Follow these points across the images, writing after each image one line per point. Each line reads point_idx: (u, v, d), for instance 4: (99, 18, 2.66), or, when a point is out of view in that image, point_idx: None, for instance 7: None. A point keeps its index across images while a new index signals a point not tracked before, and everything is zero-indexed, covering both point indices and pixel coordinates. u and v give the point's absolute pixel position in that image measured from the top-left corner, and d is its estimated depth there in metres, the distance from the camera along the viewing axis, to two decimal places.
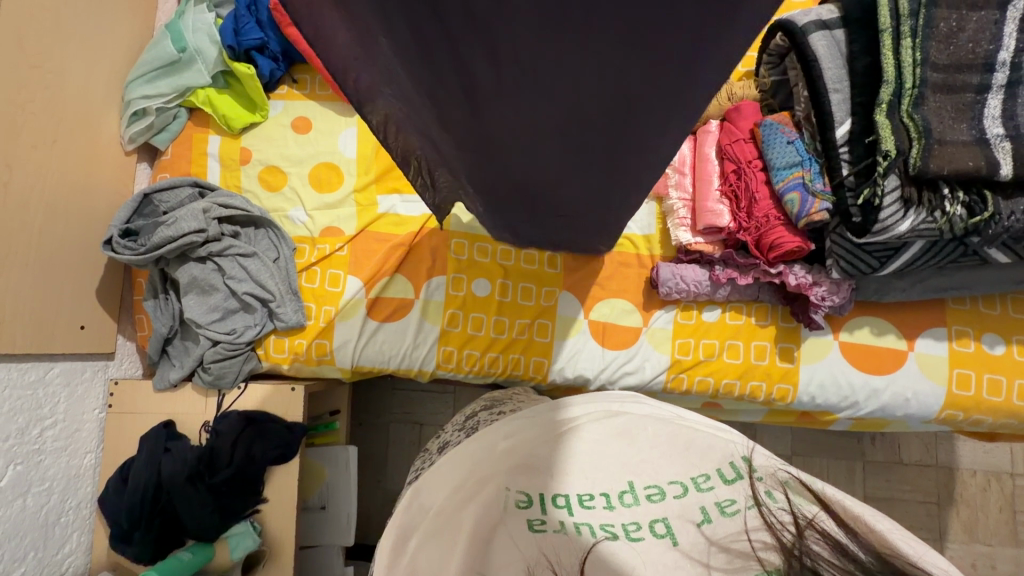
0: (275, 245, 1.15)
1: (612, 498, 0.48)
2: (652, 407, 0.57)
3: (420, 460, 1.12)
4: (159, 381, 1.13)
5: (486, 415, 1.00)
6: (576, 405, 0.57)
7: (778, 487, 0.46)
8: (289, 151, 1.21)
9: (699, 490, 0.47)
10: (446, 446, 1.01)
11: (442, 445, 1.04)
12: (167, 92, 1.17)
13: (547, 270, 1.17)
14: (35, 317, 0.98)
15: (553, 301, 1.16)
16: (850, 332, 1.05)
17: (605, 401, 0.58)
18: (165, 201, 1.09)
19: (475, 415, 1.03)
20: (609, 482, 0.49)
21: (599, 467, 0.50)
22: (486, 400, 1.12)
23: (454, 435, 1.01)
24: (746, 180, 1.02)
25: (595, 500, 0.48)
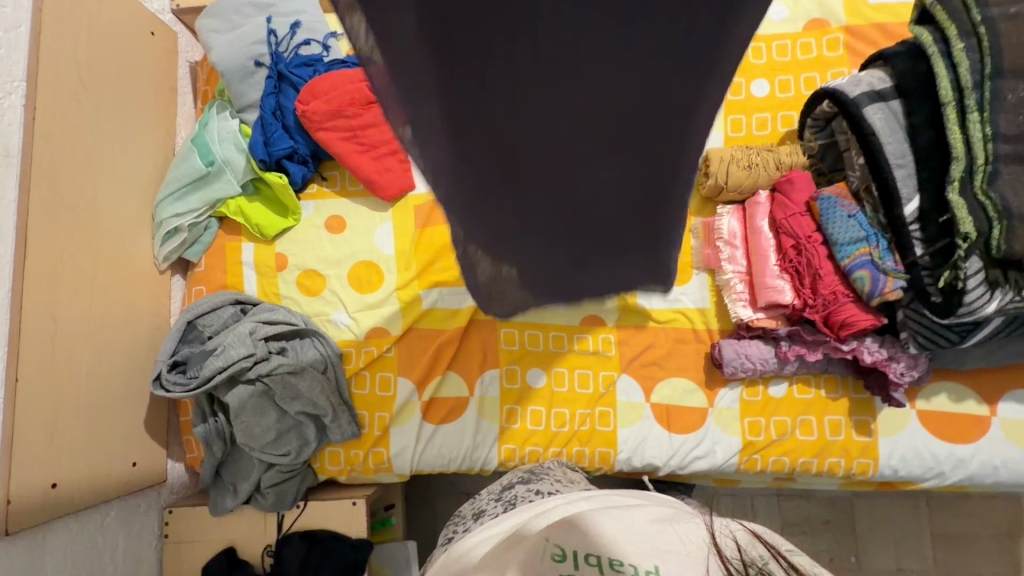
0: (323, 356, 1.09)
1: (639, 569, 0.49)
2: (680, 506, 0.58)
3: (449, 527, 1.00)
4: (215, 508, 1.09)
5: (523, 489, 0.90)
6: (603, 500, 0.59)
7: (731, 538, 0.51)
8: (326, 254, 1.18)
9: None
10: (481, 513, 0.89)
11: (475, 513, 0.93)
12: (198, 206, 1.14)
13: (602, 353, 1.13)
14: (90, 466, 0.95)
15: (611, 387, 1.12)
16: (927, 400, 1.02)
17: (649, 498, 0.60)
18: (208, 325, 1.06)
19: (512, 488, 0.93)
20: (640, 557, 0.50)
21: (631, 540, 0.52)
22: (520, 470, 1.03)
23: (490, 507, 0.89)
24: (807, 256, 0.99)
25: (624, 566, 0.50)
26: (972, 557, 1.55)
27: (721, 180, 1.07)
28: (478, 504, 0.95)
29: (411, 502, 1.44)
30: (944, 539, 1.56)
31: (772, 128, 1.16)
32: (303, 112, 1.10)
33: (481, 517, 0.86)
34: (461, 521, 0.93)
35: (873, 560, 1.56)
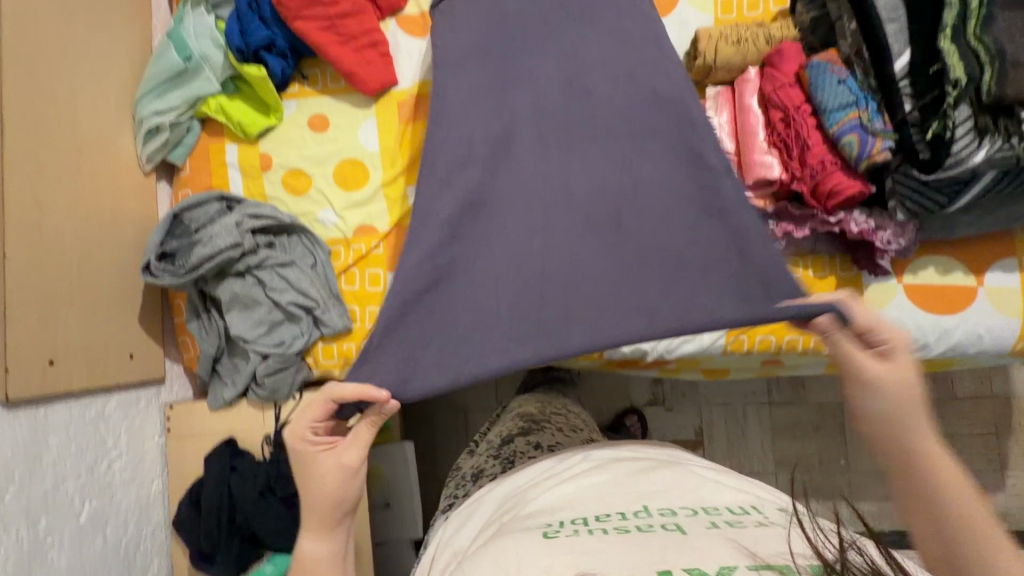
0: (311, 251, 1.12)
1: (628, 512, 0.59)
2: (661, 456, 0.73)
3: (447, 490, 0.98)
4: (214, 401, 1.13)
5: (523, 445, 0.93)
6: (581, 468, 0.70)
7: (733, 502, 0.60)
8: (310, 152, 1.17)
9: (709, 513, 0.58)
10: (481, 475, 0.90)
11: (475, 472, 0.93)
12: (178, 104, 1.12)
13: None
14: (88, 353, 0.98)
15: None
16: (914, 274, 1.02)
17: (633, 454, 0.73)
18: (195, 219, 1.06)
19: (511, 444, 0.95)
20: (627, 504, 0.61)
21: (622, 500, 0.62)
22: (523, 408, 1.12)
23: (489, 466, 0.91)
24: (796, 127, 0.96)
25: (611, 516, 0.58)
26: (959, 455, 1.59)
27: (710, 59, 1.03)
28: (477, 463, 0.96)
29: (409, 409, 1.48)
30: None
31: (764, 8, 1.12)
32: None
33: (481, 479, 0.88)
34: (459, 486, 0.93)
35: (860, 461, 1.61)
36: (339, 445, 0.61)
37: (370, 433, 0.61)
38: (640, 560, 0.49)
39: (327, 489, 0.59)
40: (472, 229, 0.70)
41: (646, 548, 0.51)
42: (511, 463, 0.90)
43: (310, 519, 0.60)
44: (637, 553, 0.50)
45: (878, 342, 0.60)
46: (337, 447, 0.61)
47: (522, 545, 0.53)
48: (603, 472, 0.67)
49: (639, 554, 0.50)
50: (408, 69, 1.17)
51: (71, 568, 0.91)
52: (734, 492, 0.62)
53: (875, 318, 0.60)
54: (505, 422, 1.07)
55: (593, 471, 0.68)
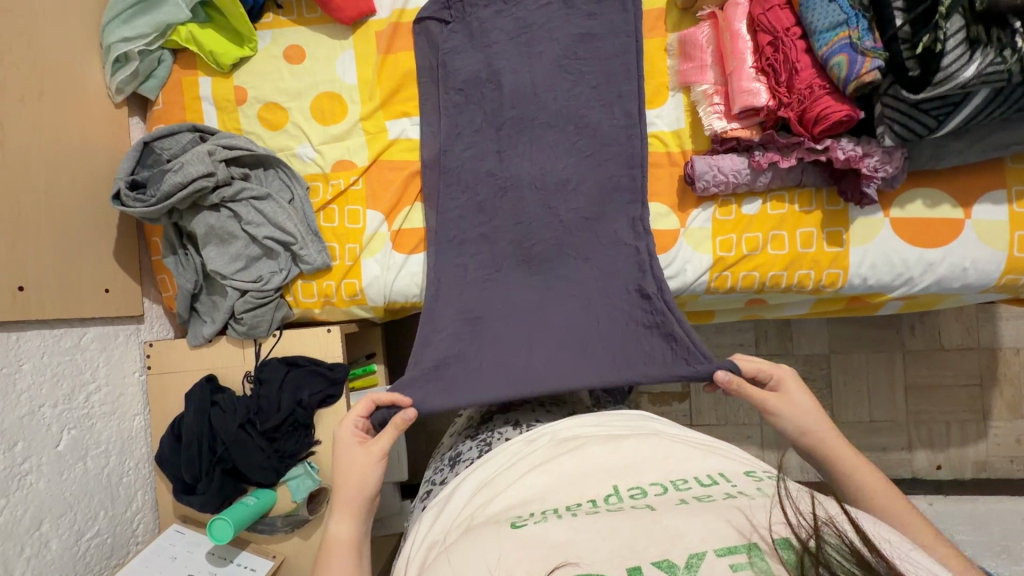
0: (288, 185, 1.10)
1: (599, 499, 0.57)
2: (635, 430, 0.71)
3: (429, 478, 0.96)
4: (194, 338, 1.12)
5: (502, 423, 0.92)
6: (545, 451, 0.68)
7: (704, 471, 0.58)
8: (286, 85, 1.13)
9: (678, 489, 0.55)
10: (458, 458, 0.88)
11: (452, 456, 0.92)
12: (147, 32, 1.08)
13: None
14: (59, 283, 0.97)
15: None
16: (902, 207, 1.00)
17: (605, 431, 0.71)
18: (167, 149, 1.03)
19: (491, 425, 0.94)
20: (598, 488, 0.58)
21: (589, 483, 0.59)
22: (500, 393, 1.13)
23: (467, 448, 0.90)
24: (784, 51, 0.94)
25: (583, 505, 0.56)
26: (943, 407, 1.61)
27: None
28: (454, 447, 0.94)
29: (395, 357, 1.48)
30: (916, 392, 1.61)
31: None
32: None
33: (459, 464, 0.86)
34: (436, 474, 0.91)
35: (847, 412, 1.62)
36: (369, 440, 0.76)
37: (395, 432, 0.77)
38: (611, 552, 0.46)
39: (358, 478, 0.72)
40: (468, 327, 1.02)
41: (618, 534, 0.47)
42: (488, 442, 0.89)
43: (343, 501, 0.71)
44: (610, 542, 0.47)
45: (769, 379, 0.78)
46: (368, 444, 0.76)
47: (491, 543, 0.49)
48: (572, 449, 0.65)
49: (610, 544, 0.47)
50: None
51: (50, 492, 0.91)
52: (713, 462, 0.59)
53: (760, 365, 0.81)
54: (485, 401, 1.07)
55: (562, 451, 0.66)
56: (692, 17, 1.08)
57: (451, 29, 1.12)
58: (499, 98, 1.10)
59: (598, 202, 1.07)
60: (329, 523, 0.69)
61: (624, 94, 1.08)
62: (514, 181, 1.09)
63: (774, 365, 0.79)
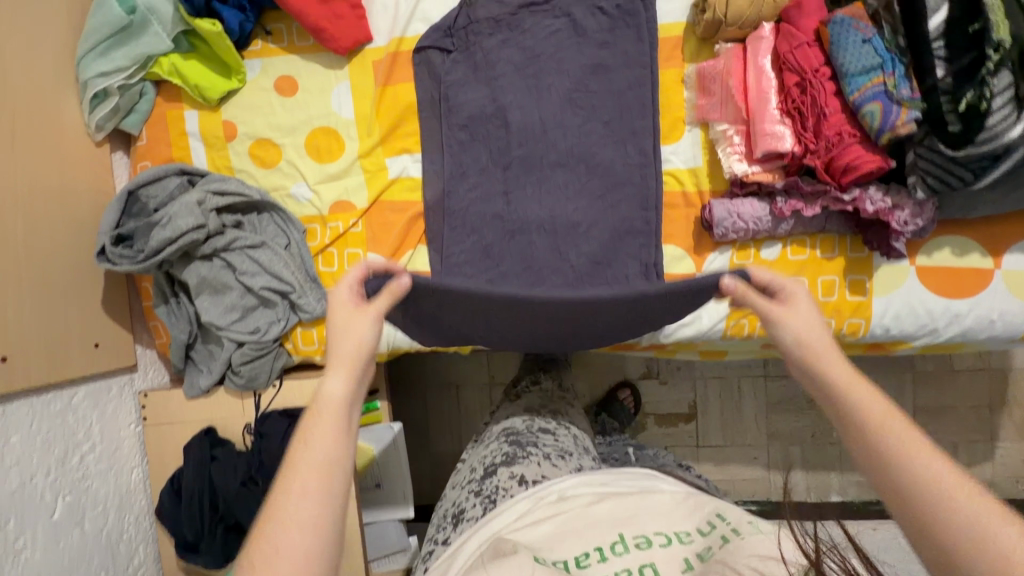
0: (283, 230, 1.04)
1: (605, 550, 0.55)
2: (627, 475, 0.68)
3: (435, 525, 1.08)
4: (191, 389, 1.07)
5: (505, 476, 1.02)
6: (546, 499, 0.64)
7: (704, 518, 0.59)
8: (278, 120, 1.06)
9: (682, 542, 0.56)
10: (462, 516, 0.99)
11: (457, 509, 1.03)
12: (125, 65, 1.00)
13: None
14: (44, 344, 0.91)
15: None
16: (928, 255, 0.96)
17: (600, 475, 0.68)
18: (153, 196, 0.97)
19: (494, 477, 1.04)
20: (604, 535, 0.57)
21: (595, 531, 0.58)
22: (501, 430, 1.23)
23: (471, 504, 1.01)
24: (813, 93, 0.88)
25: (590, 557, 0.55)
26: (950, 430, 1.60)
27: (720, 13, 0.93)
28: (458, 501, 1.04)
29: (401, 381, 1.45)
30: (925, 414, 1.59)
31: None
32: None
33: (461, 521, 0.97)
34: (443, 525, 1.03)
35: None
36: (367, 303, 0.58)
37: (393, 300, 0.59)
38: None
39: (354, 338, 0.54)
40: None
41: None
42: (492, 499, 0.98)
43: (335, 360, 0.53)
44: None
45: (778, 292, 0.58)
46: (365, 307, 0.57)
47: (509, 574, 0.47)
48: (577, 504, 0.62)
49: None
50: (383, 24, 1.05)
51: (46, 564, 0.88)
52: (710, 507, 0.60)
53: (774, 276, 0.60)
54: (489, 445, 1.18)
55: (565, 504, 0.62)
56: (712, 47, 1.01)
57: (453, 59, 1.04)
58: (505, 135, 1.04)
59: (611, 247, 1.03)
60: (320, 382, 0.51)
61: (638, 130, 1.02)
62: (523, 224, 1.03)
63: (792, 280, 0.58)
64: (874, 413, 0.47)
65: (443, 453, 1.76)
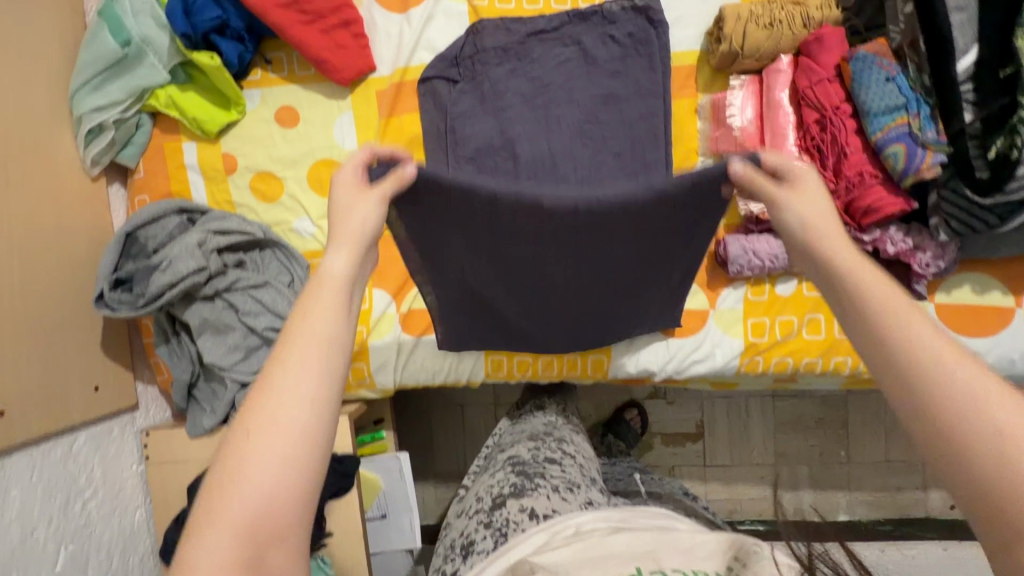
0: (287, 267, 1.01)
1: None
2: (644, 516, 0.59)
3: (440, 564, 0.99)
4: (193, 428, 1.04)
5: (516, 506, 0.93)
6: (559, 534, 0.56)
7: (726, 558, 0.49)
8: (279, 152, 1.03)
9: None
10: (471, 549, 0.90)
11: (465, 543, 0.94)
12: (121, 98, 0.97)
13: None
14: (43, 392, 0.89)
15: None
16: (947, 293, 0.94)
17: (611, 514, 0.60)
18: (153, 237, 0.94)
19: (504, 509, 0.94)
20: (621, 567, 0.48)
21: (615, 561, 0.49)
22: (509, 457, 1.15)
23: (479, 537, 0.91)
24: (833, 131, 0.84)
25: None
26: None
27: (738, 45, 0.89)
28: (467, 532, 0.95)
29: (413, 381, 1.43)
30: None
31: None
32: None
33: (471, 554, 0.87)
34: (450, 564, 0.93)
35: (862, 452, 1.60)
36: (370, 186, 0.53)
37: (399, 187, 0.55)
38: None
39: (356, 216, 0.50)
40: None
41: None
42: (503, 532, 0.89)
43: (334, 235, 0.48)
44: None
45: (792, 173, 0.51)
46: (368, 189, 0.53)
47: None
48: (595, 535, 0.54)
49: None
50: (387, 52, 1.02)
51: None
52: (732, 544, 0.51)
53: (789, 157, 0.52)
54: (495, 474, 1.09)
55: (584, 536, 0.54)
56: (726, 77, 0.98)
57: (460, 89, 1.01)
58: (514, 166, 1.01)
59: None
60: (320, 259, 0.46)
61: (650, 163, 0.97)
62: None
63: (802, 163, 0.51)
64: (881, 303, 0.40)
65: (448, 473, 1.74)
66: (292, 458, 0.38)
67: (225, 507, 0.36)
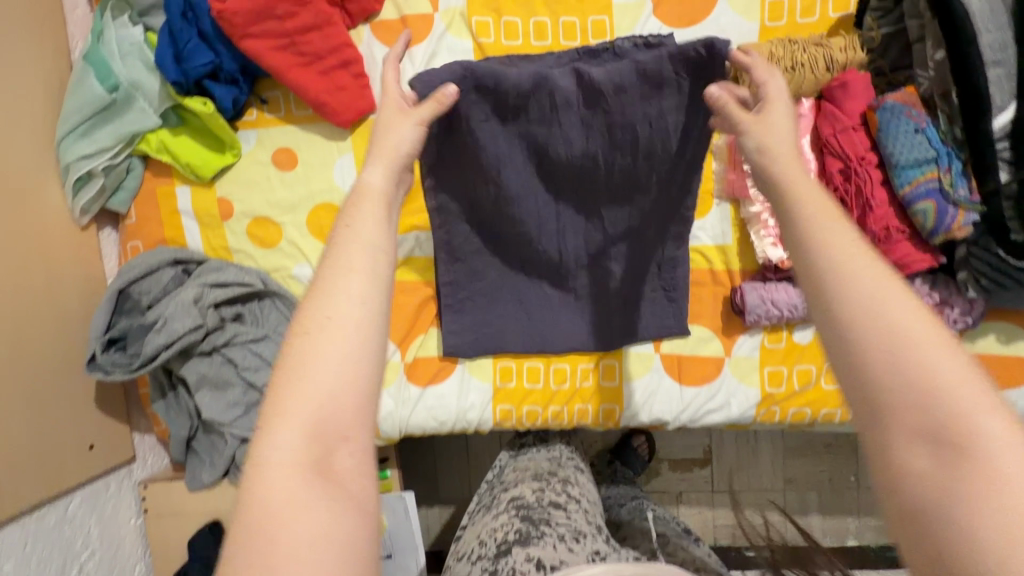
0: (287, 317, 0.97)
1: None
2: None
3: None
4: (192, 482, 1.01)
5: (522, 553, 0.82)
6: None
7: None
8: (277, 196, 0.98)
9: None
10: None
11: None
12: (110, 144, 0.92)
13: (605, 384, 1.00)
14: (35, 458, 0.86)
15: (615, 379, 1.00)
16: (972, 342, 0.91)
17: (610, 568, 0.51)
18: (147, 292, 0.91)
19: (510, 558, 0.81)
20: None
21: None
22: (512, 498, 1.03)
23: None
24: (858, 182, 0.81)
25: None
26: None
27: None
28: None
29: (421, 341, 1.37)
30: None
31: (821, 15, 0.90)
32: (219, 13, 0.85)
33: None
34: None
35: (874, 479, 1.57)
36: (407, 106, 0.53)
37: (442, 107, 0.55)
38: None
39: (393, 135, 0.51)
40: None
41: None
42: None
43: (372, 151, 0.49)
44: None
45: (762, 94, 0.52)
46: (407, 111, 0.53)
47: None
48: None
49: None
50: None
51: None
52: None
53: (758, 66, 0.53)
54: (498, 520, 0.97)
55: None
56: None
57: None
58: None
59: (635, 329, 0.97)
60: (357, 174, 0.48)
61: None
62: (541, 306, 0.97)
63: (770, 74, 0.52)
64: (812, 220, 0.42)
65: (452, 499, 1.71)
66: (343, 363, 0.39)
67: (292, 402, 0.38)
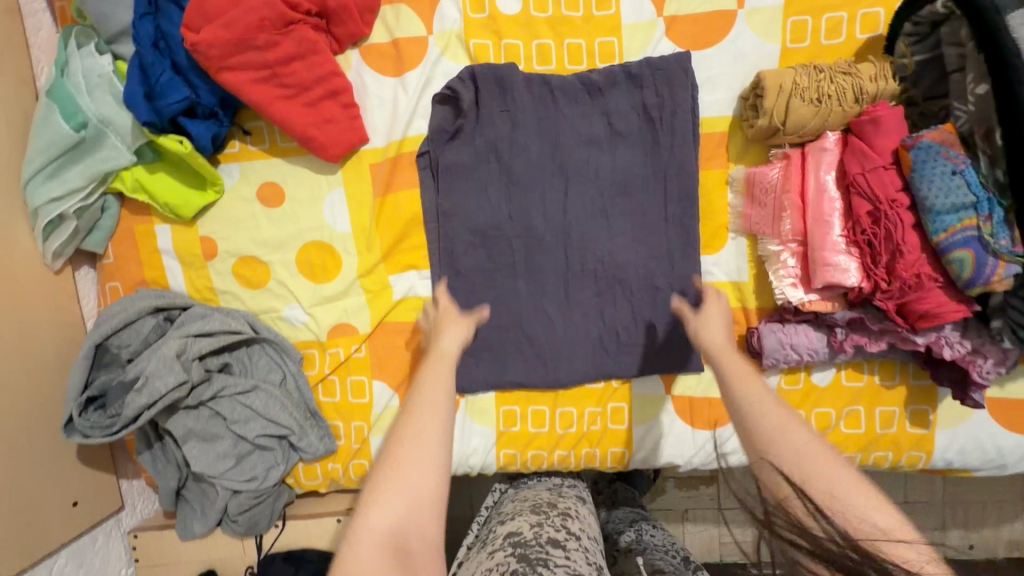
0: (278, 363, 0.93)
1: None
2: None
3: None
4: (185, 532, 0.96)
5: None
6: None
7: None
8: (262, 234, 0.92)
9: None
10: None
11: None
12: (81, 185, 0.86)
13: (610, 426, 0.95)
14: (16, 523, 0.82)
15: (624, 421, 0.95)
16: (1000, 387, 0.86)
17: None
18: (128, 345, 0.86)
19: None
20: None
21: None
22: (503, 530, 0.79)
23: None
24: (888, 226, 0.75)
25: None
26: None
27: (778, 121, 0.79)
28: None
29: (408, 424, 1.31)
30: None
31: (846, 35, 0.83)
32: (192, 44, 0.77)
33: None
34: None
35: None
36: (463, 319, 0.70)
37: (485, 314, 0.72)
38: None
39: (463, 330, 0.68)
40: None
41: None
42: None
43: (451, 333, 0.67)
44: None
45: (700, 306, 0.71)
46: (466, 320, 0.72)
47: None
48: None
49: None
50: (381, 121, 0.90)
51: None
52: None
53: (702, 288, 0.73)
54: (485, 559, 0.72)
55: None
56: (761, 147, 0.87)
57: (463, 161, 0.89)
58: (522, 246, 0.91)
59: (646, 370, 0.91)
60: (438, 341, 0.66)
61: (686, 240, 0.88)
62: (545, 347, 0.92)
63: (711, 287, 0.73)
64: (753, 390, 0.55)
65: None
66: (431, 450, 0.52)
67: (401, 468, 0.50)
